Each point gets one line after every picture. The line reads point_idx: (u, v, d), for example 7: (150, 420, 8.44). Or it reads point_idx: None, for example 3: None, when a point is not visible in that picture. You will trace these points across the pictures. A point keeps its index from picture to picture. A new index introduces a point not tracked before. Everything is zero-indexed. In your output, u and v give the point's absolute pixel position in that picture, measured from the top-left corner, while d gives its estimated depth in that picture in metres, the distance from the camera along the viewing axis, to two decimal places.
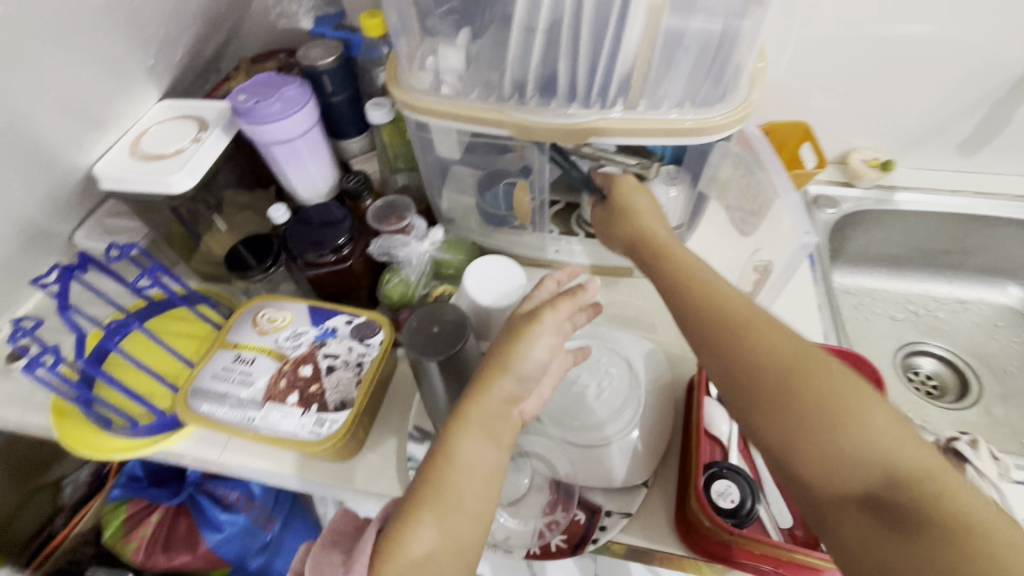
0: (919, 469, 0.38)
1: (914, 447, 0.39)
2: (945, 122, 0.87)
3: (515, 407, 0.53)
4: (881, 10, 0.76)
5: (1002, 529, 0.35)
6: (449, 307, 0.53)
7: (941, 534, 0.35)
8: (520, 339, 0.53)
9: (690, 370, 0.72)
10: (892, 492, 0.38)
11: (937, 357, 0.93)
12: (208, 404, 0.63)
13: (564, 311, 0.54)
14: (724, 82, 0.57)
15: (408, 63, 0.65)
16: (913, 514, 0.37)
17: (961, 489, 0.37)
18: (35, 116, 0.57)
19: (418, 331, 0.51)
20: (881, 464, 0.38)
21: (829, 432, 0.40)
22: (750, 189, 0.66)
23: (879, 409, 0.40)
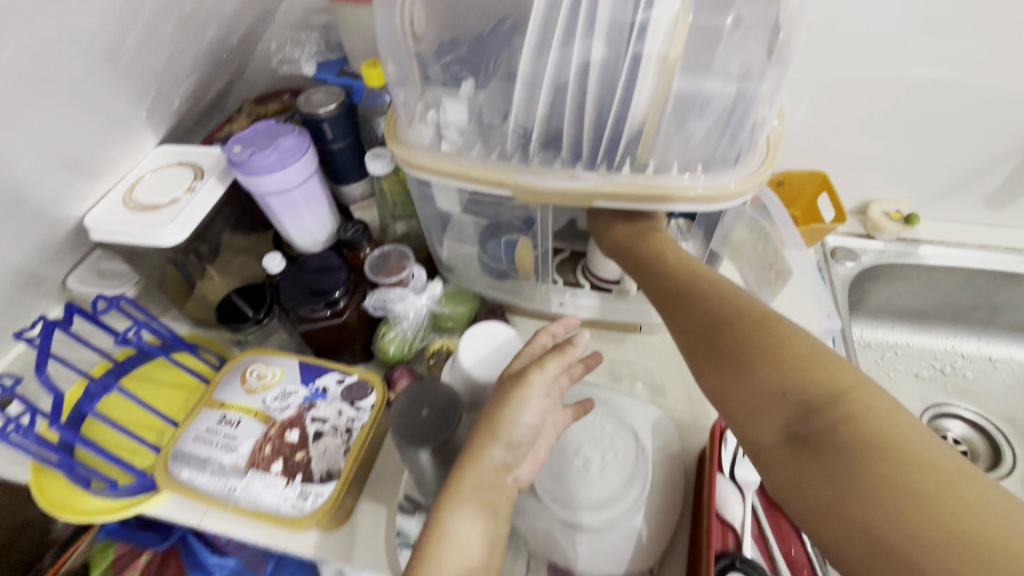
0: (839, 388, 0.38)
1: (839, 371, 0.39)
2: (972, 175, 0.83)
3: (510, 475, 0.51)
4: (904, 64, 0.73)
5: (925, 442, 0.35)
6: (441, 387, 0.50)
7: (857, 449, 0.35)
8: (508, 405, 0.51)
9: (701, 439, 0.67)
10: (813, 416, 0.38)
11: (966, 421, 0.87)
12: (189, 471, 0.60)
13: (553, 371, 0.53)
14: (741, 142, 0.53)
15: (406, 116, 0.62)
16: (831, 434, 0.37)
17: (885, 405, 0.37)
18: (31, 178, 0.54)
19: (406, 415, 0.48)
20: (803, 392, 0.39)
21: (757, 368, 0.42)
22: (763, 254, 0.60)
23: (803, 341, 0.42)
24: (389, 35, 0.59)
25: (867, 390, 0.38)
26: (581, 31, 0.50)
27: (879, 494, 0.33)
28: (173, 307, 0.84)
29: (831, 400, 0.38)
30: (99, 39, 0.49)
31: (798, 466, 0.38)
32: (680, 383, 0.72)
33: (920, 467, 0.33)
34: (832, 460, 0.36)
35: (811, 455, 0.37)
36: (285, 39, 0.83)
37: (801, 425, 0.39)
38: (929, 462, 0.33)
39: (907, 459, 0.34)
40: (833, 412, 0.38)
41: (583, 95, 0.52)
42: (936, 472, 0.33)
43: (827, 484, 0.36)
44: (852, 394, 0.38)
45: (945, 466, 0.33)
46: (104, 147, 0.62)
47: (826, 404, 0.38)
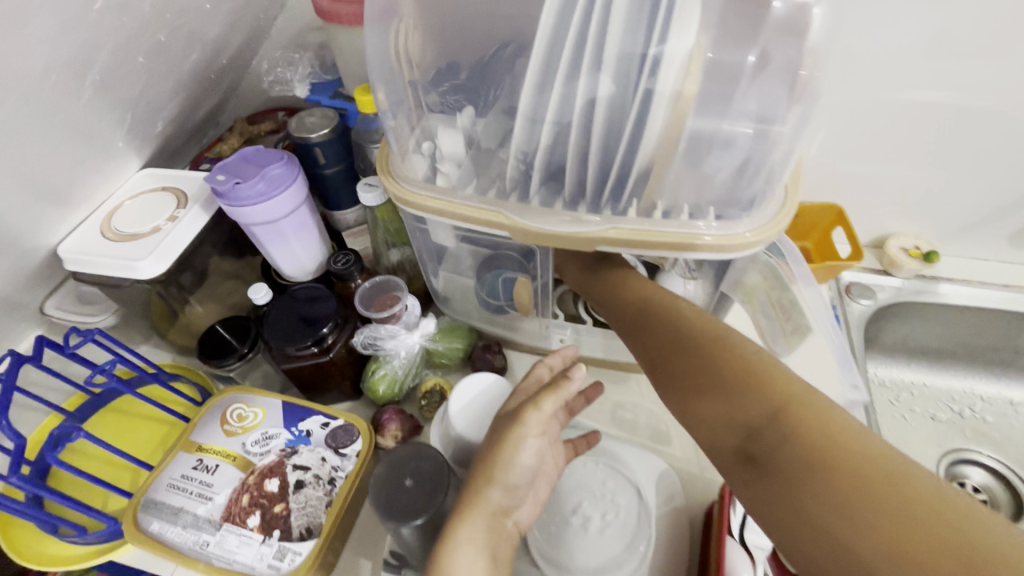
0: (783, 402, 0.40)
1: (779, 388, 0.41)
2: (995, 212, 0.79)
3: (509, 517, 0.48)
4: (928, 96, 0.70)
5: (859, 451, 0.35)
6: (425, 453, 0.49)
7: (796, 467, 0.37)
8: (506, 445, 0.48)
9: (707, 494, 0.63)
10: (758, 437, 0.40)
11: (987, 469, 0.83)
12: (159, 523, 0.56)
13: (550, 408, 0.50)
14: (755, 184, 0.49)
15: (399, 147, 0.58)
16: (774, 454, 0.38)
17: (823, 416, 0.38)
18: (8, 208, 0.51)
19: (388, 487, 0.47)
20: (746, 413, 0.41)
21: (708, 393, 0.44)
22: (778, 304, 0.56)
23: (753, 361, 0.44)
24: (379, 59, 0.55)
25: (806, 402, 0.39)
26: (587, 65, 0.46)
27: (818, 510, 0.35)
28: (156, 334, 0.81)
29: (771, 419, 0.39)
30: (74, 68, 0.46)
31: (752, 489, 0.39)
32: (686, 430, 0.69)
33: (853, 479, 0.34)
34: (777, 480, 0.37)
35: (761, 476, 0.39)
36: (276, 60, 0.80)
37: (749, 446, 0.40)
38: (861, 473, 0.34)
39: (841, 473, 0.35)
40: (775, 431, 0.39)
41: (588, 134, 0.49)
42: (868, 482, 0.34)
43: (775, 505, 0.37)
44: (790, 410, 0.39)
45: (878, 474, 0.34)
46: (83, 174, 0.59)
47: (767, 423, 0.39)
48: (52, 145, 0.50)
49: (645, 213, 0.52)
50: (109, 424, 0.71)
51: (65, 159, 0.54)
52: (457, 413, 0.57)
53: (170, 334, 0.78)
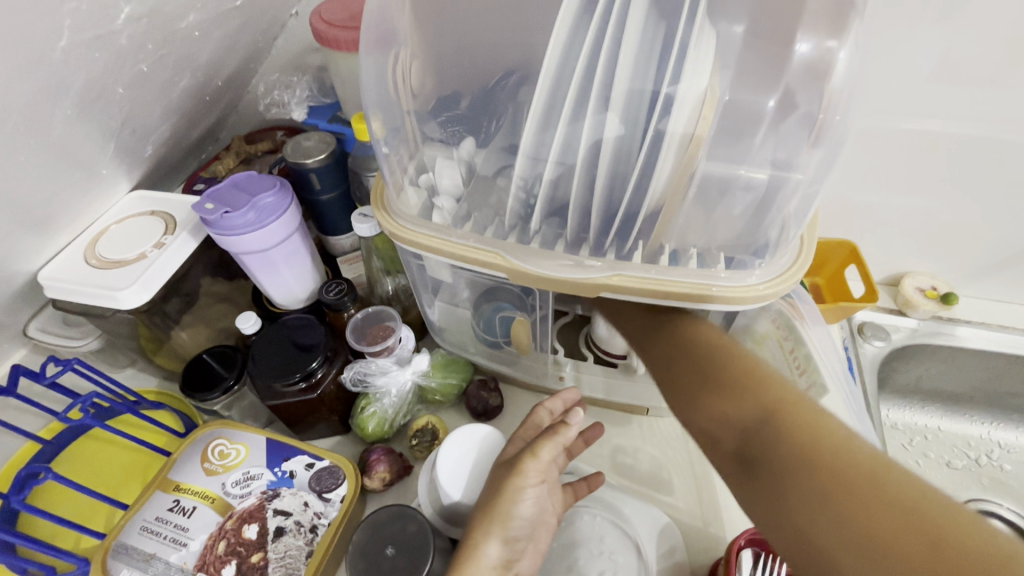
0: (772, 406, 0.42)
1: (770, 391, 0.43)
2: (1017, 255, 0.77)
3: (513, 572, 0.45)
4: (947, 133, 0.67)
5: (842, 451, 0.37)
6: (408, 516, 0.47)
7: (784, 466, 0.39)
8: (503, 495, 0.46)
9: (709, 549, 0.60)
10: (750, 440, 0.42)
11: (1006, 521, 0.78)
12: (129, 570, 0.53)
13: (548, 457, 0.48)
14: (767, 232, 0.46)
15: (395, 181, 0.55)
16: (765, 455, 0.40)
17: (810, 419, 0.40)
18: None
19: (369, 560, 0.44)
20: (739, 416, 0.43)
21: (704, 396, 0.46)
22: (792, 357, 0.54)
23: (745, 362, 0.46)
24: (377, 87, 0.52)
25: (796, 406, 0.41)
26: (593, 103, 0.44)
27: (803, 505, 0.37)
28: (142, 359, 0.78)
29: (762, 421, 0.41)
30: (54, 92, 0.44)
31: (745, 487, 0.41)
32: (690, 477, 0.65)
33: (835, 477, 0.36)
34: (767, 479, 0.39)
35: (753, 476, 0.41)
36: (274, 82, 0.79)
37: (743, 446, 0.42)
38: (842, 471, 0.36)
39: (825, 472, 0.37)
40: (766, 432, 0.41)
41: (592, 174, 0.46)
42: (847, 478, 0.36)
43: (766, 502, 0.39)
44: (781, 412, 0.41)
45: (859, 472, 0.36)
46: (64, 199, 0.57)
47: (759, 425, 0.41)
48: (25, 172, 0.48)
49: (651, 256, 0.49)
50: (87, 454, 0.68)
51: (43, 185, 0.51)
52: (446, 472, 0.54)
53: (156, 359, 0.75)
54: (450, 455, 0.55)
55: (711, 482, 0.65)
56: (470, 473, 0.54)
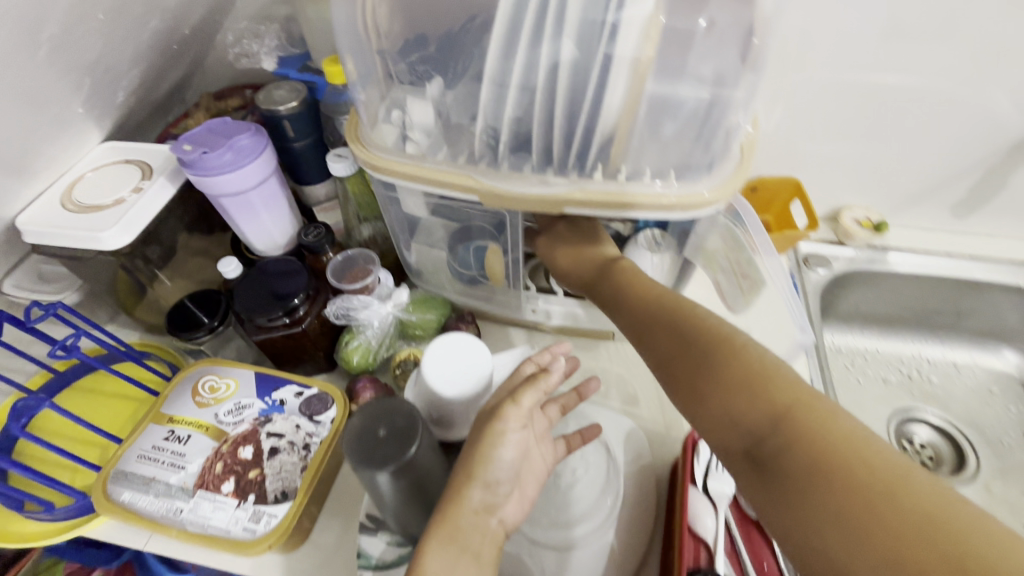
0: (781, 409, 0.40)
1: (779, 393, 0.41)
2: (940, 184, 0.85)
3: (495, 516, 0.47)
4: (875, 73, 0.74)
5: (860, 456, 0.36)
6: (401, 403, 0.46)
7: (798, 474, 0.37)
8: (483, 440, 0.48)
9: (671, 451, 0.66)
10: (761, 442, 0.40)
11: (932, 425, 0.88)
12: (131, 492, 0.56)
13: (528, 403, 0.51)
14: (713, 148, 0.52)
15: (369, 120, 0.60)
16: (777, 460, 0.39)
17: (824, 421, 0.39)
18: None
19: (360, 436, 0.44)
20: (749, 419, 0.41)
21: (711, 395, 0.44)
22: (737, 265, 0.59)
23: (755, 359, 0.44)
24: (347, 31, 0.56)
25: (808, 408, 0.40)
26: (551, 29, 0.47)
27: (819, 518, 0.35)
28: (123, 313, 0.79)
29: (774, 425, 0.40)
30: (27, 24, 0.45)
31: (758, 492, 0.40)
32: (653, 392, 0.71)
33: (852, 487, 0.35)
34: (781, 488, 0.38)
35: (766, 483, 0.39)
36: (241, 32, 0.79)
37: (756, 451, 0.40)
38: (861, 481, 0.35)
39: (842, 480, 0.35)
40: (777, 435, 0.39)
41: (553, 96, 0.50)
42: (866, 490, 0.34)
43: (780, 509, 0.38)
44: (792, 415, 0.40)
45: (878, 480, 0.35)
46: (40, 140, 0.58)
47: (770, 428, 0.40)
48: None
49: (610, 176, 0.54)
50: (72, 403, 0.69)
51: (14, 126, 0.52)
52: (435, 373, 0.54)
53: (137, 312, 0.76)
54: (433, 367, 0.54)
55: None
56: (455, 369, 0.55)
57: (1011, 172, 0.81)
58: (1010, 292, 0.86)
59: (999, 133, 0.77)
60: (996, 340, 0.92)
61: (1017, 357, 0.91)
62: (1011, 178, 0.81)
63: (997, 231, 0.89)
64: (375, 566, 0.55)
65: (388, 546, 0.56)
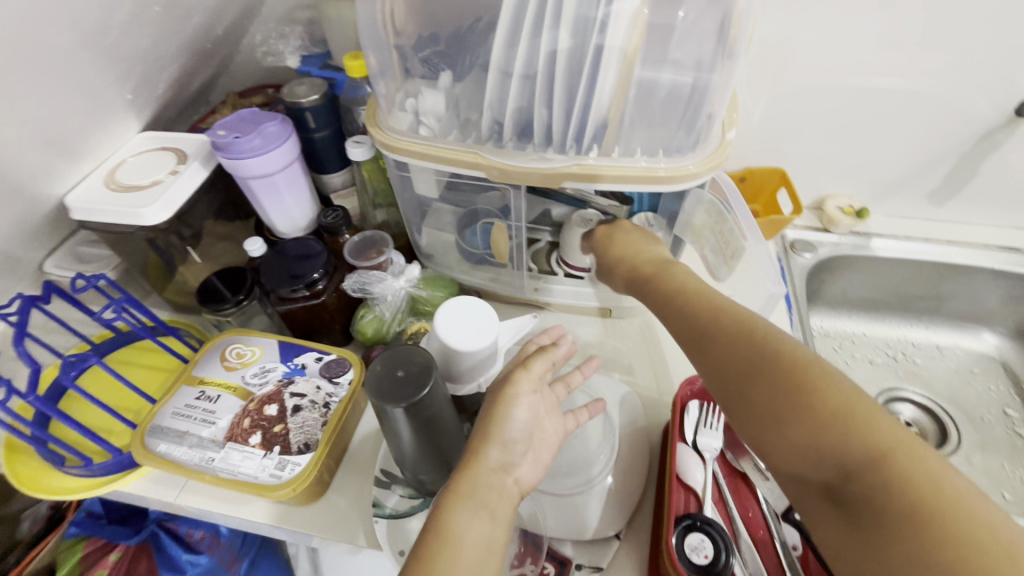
0: (876, 452, 0.38)
1: (877, 435, 0.38)
2: (917, 173, 0.90)
3: (511, 475, 0.51)
4: (854, 66, 0.79)
5: (962, 513, 0.34)
6: (418, 349, 0.52)
7: (891, 521, 0.36)
8: (500, 404, 0.53)
9: (664, 416, 0.70)
10: (848, 479, 0.39)
11: (916, 403, 0.92)
12: (166, 444, 0.61)
13: (538, 369, 0.56)
14: (697, 131, 0.58)
15: (387, 104, 0.66)
16: (867, 505, 0.37)
17: (925, 471, 0.36)
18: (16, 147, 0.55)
19: (382, 376, 0.49)
20: (836, 457, 0.39)
21: (788, 424, 0.41)
22: (722, 237, 0.64)
23: (843, 391, 0.41)
24: (369, 27, 0.61)
25: (907, 453, 0.37)
26: (550, 19, 0.53)
27: (910, 570, 0.35)
28: (153, 293, 0.85)
29: (865, 467, 0.38)
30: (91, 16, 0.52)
31: (835, 526, 0.39)
32: (648, 362, 0.76)
33: (952, 546, 0.34)
34: (867, 531, 0.37)
35: (849, 523, 0.38)
36: (270, 32, 0.86)
37: (840, 488, 0.39)
38: (963, 541, 0.34)
39: (941, 536, 0.34)
40: (867, 478, 0.38)
41: (552, 79, 0.56)
42: (969, 552, 0.33)
43: (861, 552, 0.37)
44: (888, 459, 0.37)
45: (981, 543, 0.33)
46: (89, 125, 0.64)
47: (861, 470, 0.38)
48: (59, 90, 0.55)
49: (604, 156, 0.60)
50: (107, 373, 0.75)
51: (69, 108, 0.58)
52: (444, 329, 0.58)
53: (167, 291, 0.82)
54: (446, 322, 0.59)
55: (666, 365, 0.76)
56: (461, 329, 0.58)
57: (982, 161, 0.86)
58: (987, 275, 0.91)
59: (969, 122, 0.82)
60: (976, 322, 0.96)
61: (995, 338, 0.96)
62: (982, 166, 0.87)
63: (972, 218, 0.94)
64: (389, 515, 0.60)
65: (402, 497, 0.61)
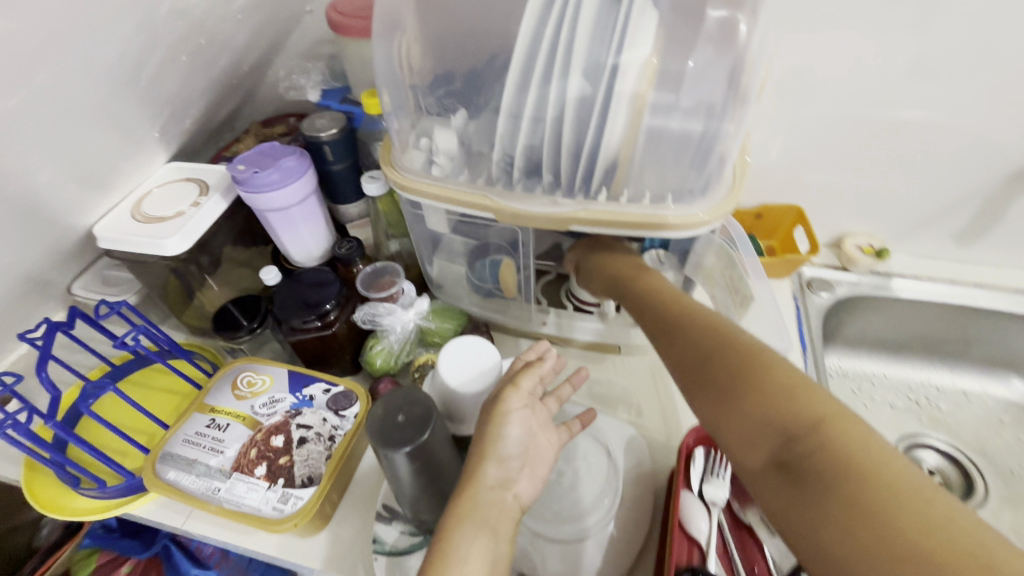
0: (814, 416, 0.38)
1: (814, 403, 0.38)
2: (941, 214, 0.88)
3: (511, 491, 0.50)
4: (874, 106, 0.78)
5: (897, 472, 0.33)
6: (419, 394, 0.52)
7: (823, 478, 0.35)
8: (493, 421, 0.53)
9: (671, 460, 0.69)
10: (788, 444, 0.38)
11: (940, 452, 0.89)
12: (176, 472, 0.62)
13: (527, 385, 0.56)
14: (707, 171, 0.57)
15: (401, 145, 0.67)
16: (803, 466, 0.36)
17: (861, 436, 0.36)
18: (50, 185, 0.58)
19: (383, 421, 0.50)
20: (776, 421, 0.39)
21: (735, 395, 0.42)
22: (731, 282, 0.65)
23: (788, 368, 0.42)
24: (385, 69, 0.64)
25: (845, 420, 0.37)
26: (559, 68, 0.54)
27: (844, 527, 0.33)
28: (171, 316, 0.87)
29: (803, 430, 0.37)
30: (126, 64, 0.54)
31: (775, 496, 0.37)
32: (656, 404, 0.75)
33: (885, 498, 0.32)
34: (804, 493, 0.35)
35: (787, 489, 0.36)
36: (292, 67, 0.89)
37: (780, 455, 0.38)
38: (894, 492, 0.32)
39: (872, 489, 0.33)
40: (806, 440, 0.37)
41: (560, 128, 0.56)
42: (901, 504, 0.32)
43: (800, 515, 0.35)
44: (825, 423, 0.37)
45: (913, 497, 0.32)
46: (118, 159, 0.67)
47: (798, 433, 0.38)
48: (94, 130, 0.58)
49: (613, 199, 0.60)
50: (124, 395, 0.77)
51: (101, 146, 0.61)
52: (446, 366, 0.60)
53: (185, 315, 0.84)
54: (448, 360, 0.60)
55: (675, 406, 0.74)
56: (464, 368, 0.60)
57: (1010, 204, 0.84)
58: (1017, 321, 0.87)
59: (996, 165, 0.80)
60: (1005, 368, 0.93)
61: None
62: (1010, 209, 0.84)
63: (1000, 261, 0.91)
64: (389, 551, 0.60)
65: (402, 534, 0.60)
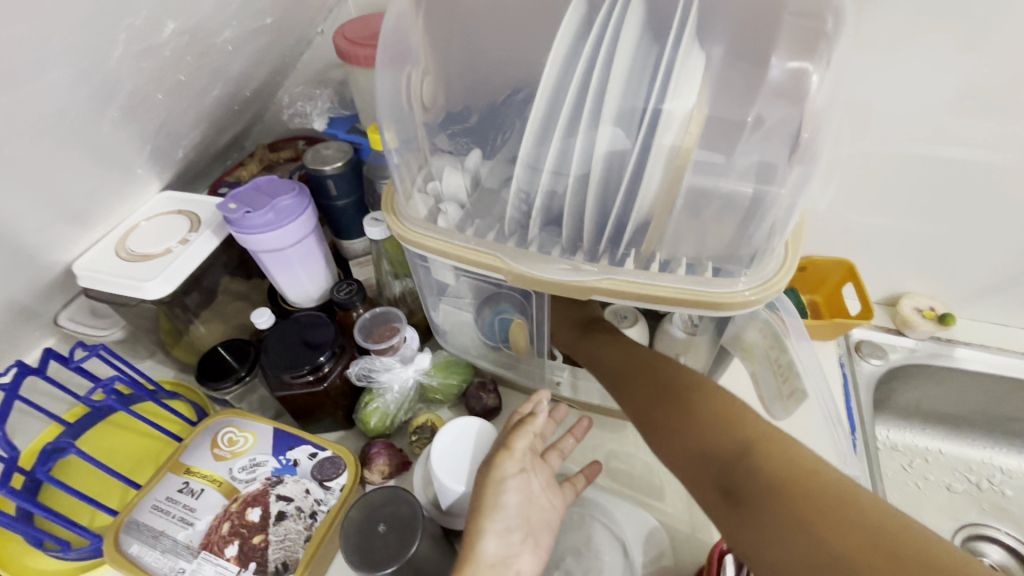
0: (747, 441, 0.44)
1: (748, 427, 0.46)
2: (1015, 278, 0.78)
3: (512, 568, 0.44)
4: (945, 155, 0.69)
5: (816, 475, 0.40)
6: (403, 498, 0.47)
7: (765, 496, 0.40)
8: (488, 487, 0.48)
9: (696, 557, 0.61)
10: (731, 471, 0.44)
11: (1006, 547, 0.77)
12: (139, 545, 0.56)
13: (521, 446, 0.51)
14: (755, 240, 0.47)
15: (403, 194, 0.59)
16: (746, 487, 0.42)
17: (787, 452, 0.43)
18: (21, 224, 0.53)
19: (360, 532, 0.45)
20: (719, 450, 0.45)
21: (685, 430, 0.48)
22: (777, 366, 0.54)
23: (724, 401, 0.49)
24: (390, 101, 0.56)
25: (773, 440, 0.44)
26: (587, 118, 0.47)
27: (783, 530, 0.38)
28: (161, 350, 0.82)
29: (741, 454, 0.44)
30: (103, 97, 0.49)
31: (728, 521, 0.42)
32: (680, 486, 0.66)
33: (808, 498, 0.39)
34: (749, 510, 0.41)
35: (736, 510, 0.42)
36: (297, 95, 0.84)
37: (727, 481, 0.43)
38: (816, 494, 0.39)
39: (800, 495, 0.39)
40: (746, 463, 0.43)
41: (585, 186, 0.49)
42: (822, 502, 0.38)
43: (750, 531, 0.40)
44: (758, 445, 0.44)
45: (831, 494, 0.38)
46: (103, 192, 0.62)
47: (737, 457, 0.44)
48: (71, 166, 0.53)
49: (643, 263, 0.52)
50: (101, 438, 0.71)
51: (81, 181, 0.56)
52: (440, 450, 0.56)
53: (174, 351, 0.78)
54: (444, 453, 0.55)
55: None
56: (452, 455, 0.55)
57: None
58: None
59: None
60: None
61: None
62: None
63: None
64: None
65: None
